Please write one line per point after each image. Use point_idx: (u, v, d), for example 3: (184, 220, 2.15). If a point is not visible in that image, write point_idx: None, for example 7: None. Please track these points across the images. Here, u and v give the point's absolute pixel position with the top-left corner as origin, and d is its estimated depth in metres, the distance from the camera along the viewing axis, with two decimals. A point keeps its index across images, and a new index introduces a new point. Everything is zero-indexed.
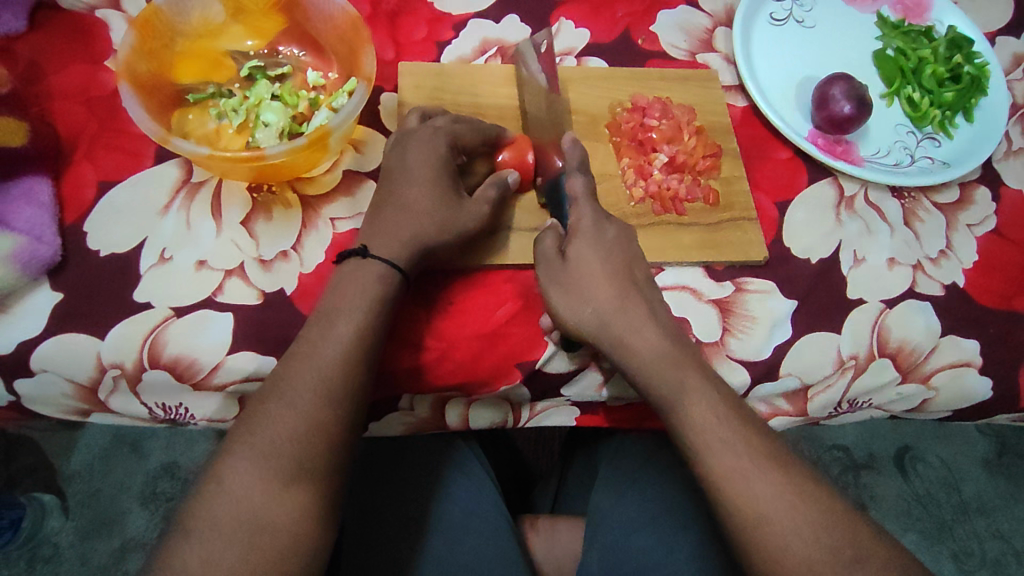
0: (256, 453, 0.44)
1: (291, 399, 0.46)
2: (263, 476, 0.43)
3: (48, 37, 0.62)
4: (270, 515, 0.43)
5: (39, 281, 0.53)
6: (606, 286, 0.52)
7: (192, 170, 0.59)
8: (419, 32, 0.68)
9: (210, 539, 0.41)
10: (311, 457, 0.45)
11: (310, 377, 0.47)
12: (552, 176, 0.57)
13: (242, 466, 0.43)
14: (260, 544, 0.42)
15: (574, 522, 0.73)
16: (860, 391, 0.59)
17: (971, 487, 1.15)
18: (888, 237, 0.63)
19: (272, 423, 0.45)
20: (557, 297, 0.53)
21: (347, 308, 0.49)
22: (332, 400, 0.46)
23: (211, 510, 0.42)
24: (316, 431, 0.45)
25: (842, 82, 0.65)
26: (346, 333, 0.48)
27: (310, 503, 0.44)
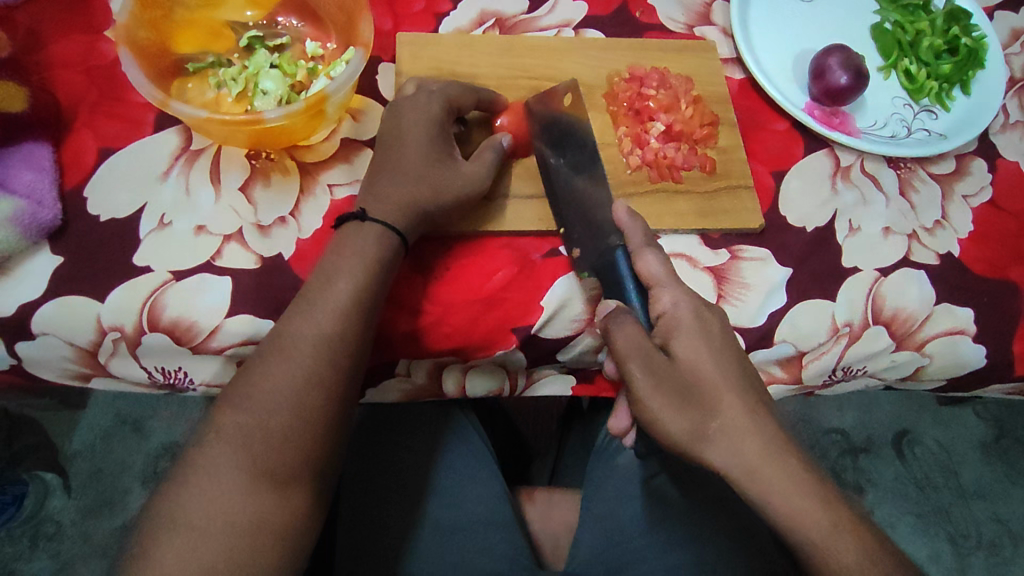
0: (257, 401, 0.45)
1: (292, 351, 0.46)
2: (263, 424, 0.44)
3: (48, 7, 0.62)
4: (270, 463, 0.44)
5: (39, 245, 0.53)
6: (698, 365, 0.46)
7: (192, 138, 0.59)
8: (418, 3, 0.68)
9: (211, 483, 0.42)
10: (310, 409, 0.45)
11: (311, 331, 0.47)
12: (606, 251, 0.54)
13: (242, 416, 0.44)
14: (259, 488, 0.43)
15: (570, 494, 0.73)
16: (854, 359, 0.60)
17: (969, 471, 1.15)
18: (883, 207, 0.64)
19: (273, 376, 0.45)
20: (643, 382, 0.46)
21: (347, 266, 0.50)
22: (332, 355, 0.47)
23: (211, 457, 0.43)
24: (316, 382, 0.46)
25: (839, 52, 0.65)
26: (345, 290, 0.49)
27: (310, 451, 0.45)
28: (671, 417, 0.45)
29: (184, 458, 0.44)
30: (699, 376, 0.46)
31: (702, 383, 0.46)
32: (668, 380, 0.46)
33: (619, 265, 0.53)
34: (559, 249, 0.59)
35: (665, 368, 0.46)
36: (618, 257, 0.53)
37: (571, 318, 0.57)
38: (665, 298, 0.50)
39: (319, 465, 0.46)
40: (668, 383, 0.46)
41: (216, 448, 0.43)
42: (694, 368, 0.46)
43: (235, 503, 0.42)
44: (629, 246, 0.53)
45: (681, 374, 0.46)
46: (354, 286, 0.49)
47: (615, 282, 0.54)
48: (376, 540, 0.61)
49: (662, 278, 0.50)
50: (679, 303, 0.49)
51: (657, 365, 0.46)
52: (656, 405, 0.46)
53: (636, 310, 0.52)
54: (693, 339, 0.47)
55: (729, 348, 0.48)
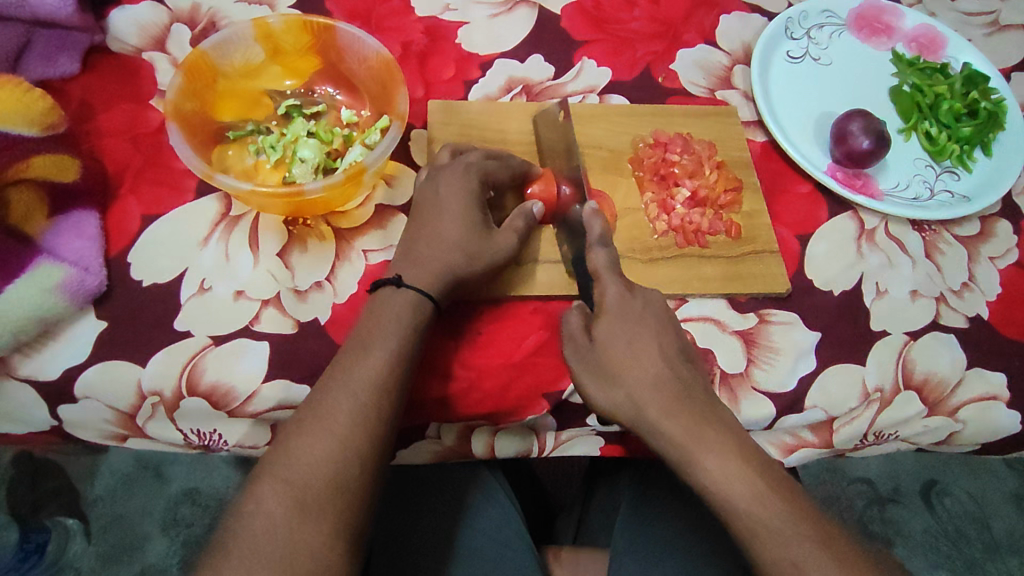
0: (295, 471, 0.45)
1: (329, 419, 0.47)
2: (301, 496, 0.45)
3: (99, 79, 0.65)
4: (306, 539, 0.43)
5: (85, 310, 0.55)
6: (618, 344, 0.52)
7: (232, 204, 0.61)
8: (448, 71, 0.71)
9: (247, 560, 0.42)
10: (347, 480, 0.46)
11: (349, 400, 0.48)
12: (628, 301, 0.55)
13: (279, 489, 0.45)
14: (297, 558, 0.43)
15: (598, 553, 0.73)
16: (886, 425, 0.59)
17: (1002, 524, 1.12)
18: (909, 269, 0.64)
19: (309, 448, 0.46)
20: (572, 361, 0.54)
21: (382, 333, 0.51)
22: (367, 425, 0.48)
23: (248, 534, 0.43)
24: (352, 451, 0.47)
25: (860, 118, 0.67)
26: (380, 359, 0.50)
27: (346, 521, 0.45)
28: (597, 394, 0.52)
29: (222, 529, 0.45)
30: (621, 357, 0.51)
31: (616, 363, 0.52)
32: (591, 358, 0.53)
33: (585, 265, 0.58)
34: None
35: (588, 348, 0.53)
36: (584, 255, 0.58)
37: None
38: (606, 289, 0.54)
39: (356, 536, 0.46)
40: (592, 362, 0.53)
41: (254, 518, 0.44)
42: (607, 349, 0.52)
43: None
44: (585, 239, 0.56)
45: (603, 355, 0.52)
46: (389, 353, 0.50)
47: (583, 276, 0.58)
48: None
49: (604, 274, 0.55)
50: (609, 291, 0.54)
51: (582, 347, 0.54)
52: (585, 381, 0.53)
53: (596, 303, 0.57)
54: (614, 322, 0.53)
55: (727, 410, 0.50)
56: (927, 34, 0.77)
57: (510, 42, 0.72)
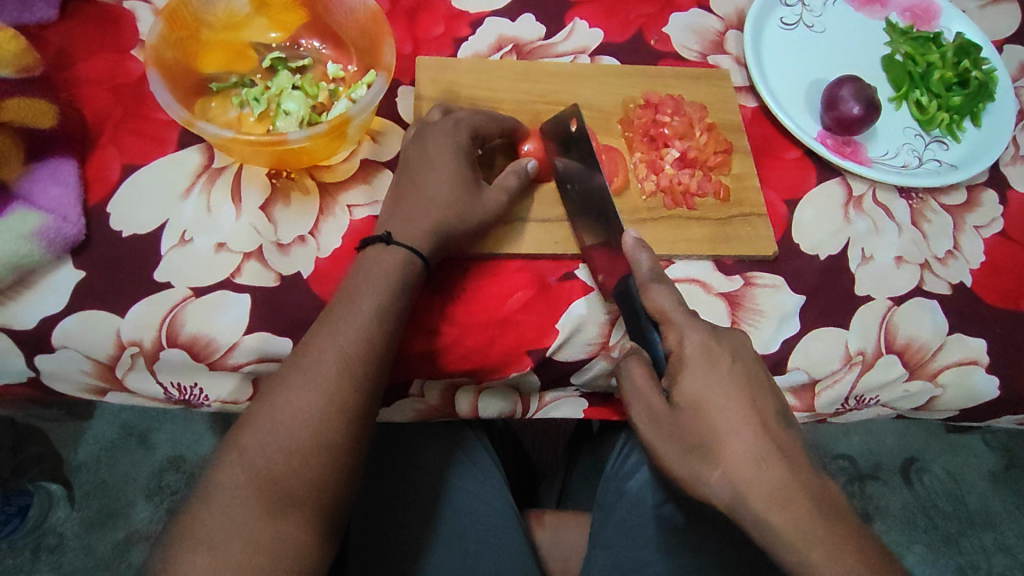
0: (279, 420, 0.45)
1: (312, 372, 0.47)
2: (282, 446, 0.44)
3: (77, 27, 0.63)
4: (288, 485, 0.44)
5: (62, 259, 0.54)
6: (700, 414, 0.47)
7: (214, 155, 0.60)
8: (437, 28, 0.69)
9: (229, 505, 0.42)
10: (330, 432, 0.46)
11: (334, 355, 0.47)
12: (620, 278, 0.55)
13: (262, 438, 0.44)
14: (276, 505, 0.43)
15: (579, 517, 0.73)
16: (867, 388, 0.59)
17: (977, 500, 1.14)
18: (895, 236, 0.64)
19: (293, 397, 0.46)
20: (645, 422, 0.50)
21: (367, 286, 0.51)
22: (353, 379, 0.47)
23: (231, 479, 0.43)
24: (335, 404, 0.46)
25: (851, 84, 0.67)
26: (366, 312, 0.49)
27: (328, 471, 0.45)
28: (676, 461, 0.48)
29: (203, 477, 0.45)
30: (704, 419, 0.46)
31: (707, 428, 0.46)
32: (668, 423, 0.48)
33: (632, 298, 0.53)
34: (574, 272, 0.59)
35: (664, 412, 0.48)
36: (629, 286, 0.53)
37: (585, 341, 0.58)
38: (673, 335, 0.49)
39: (337, 486, 0.46)
40: (670, 428, 0.48)
41: (235, 466, 0.44)
42: (698, 413, 0.47)
43: (255, 524, 0.42)
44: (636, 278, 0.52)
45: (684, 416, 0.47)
46: (373, 310, 0.50)
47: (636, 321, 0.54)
48: (387, 561, 0.61)
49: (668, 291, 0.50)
50: (685, 340, 0.49)
51: (659, 412, 0.49)
52: (665, 449, 0.48)
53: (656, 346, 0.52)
54: (697, 379, 0.47)
55: (745, 416, 0.46)
56: (921, 4, 0.76)
57: (501, 0, 0.71)
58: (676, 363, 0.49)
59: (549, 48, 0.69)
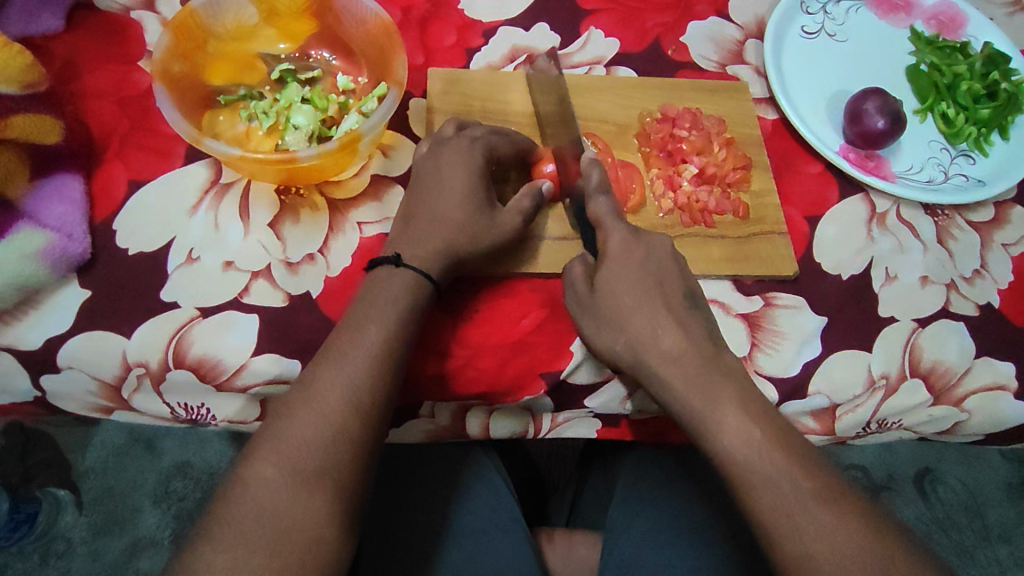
0: (285, 452, 0.43)
1: (323, 385, 0.46)
2: (295, 460, 0.43)
3: (84, 38, 0.62)
4: (294, 520, 0.42)
5: (68, 278, 0.53)
6: (612, 294, 0.51)
7: (222, 171, 0.59)
8: (449, 38, 0.68)
9: (232, 543, 0.40)
10: (336, 463, 0.44)
11: (347, 368, 0.47)
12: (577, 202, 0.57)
13: (267, 471, 0.43)
14: (290, 525, 0.42)
15: (591, 536, 0.72)
16: (890, 412, 0.58)
17: (994, 513, 1.12)
18: (920, 255, 0.62)
19: (299, 427, 0.44)
20: (574, 309, 0.54)
21: (379, 299, 0.50)
22: (360, 408, 0.46)
23: (234, 514, 0.41)
24: (348, 419, 0.45)
25: (876, 97, 0.65)
26: (375, 337, 0.48)
27: (337, 499, 0.44)
28: (596, 337, 0.52)
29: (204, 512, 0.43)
30: (615, 302, 0.50)
31: (614, 306, 0.50)
32: (589, 303, 0.52)
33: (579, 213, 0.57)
34: None
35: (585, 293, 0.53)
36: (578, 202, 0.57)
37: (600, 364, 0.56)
38: (607, 236, 0.53)
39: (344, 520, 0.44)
40: (589, 309, 0.52)
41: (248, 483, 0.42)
42: (610, 297, 0.51)
43: (259, 562, 0.40)
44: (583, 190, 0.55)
45: (600, 298, 0.51)
46: (383, 320, 0.49)
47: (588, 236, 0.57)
48: None
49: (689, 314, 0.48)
50: (612, 234, 0.53)
51: (581, 292, 0.53)
52: (585, 328, 0.52)
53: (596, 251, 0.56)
54: (613, 268, 0.51)
55: (652, 304, 0.50)
56: (948, 12, 0.74)
57: (515, 9, 0.69)
58: (599, 256, 0.53)
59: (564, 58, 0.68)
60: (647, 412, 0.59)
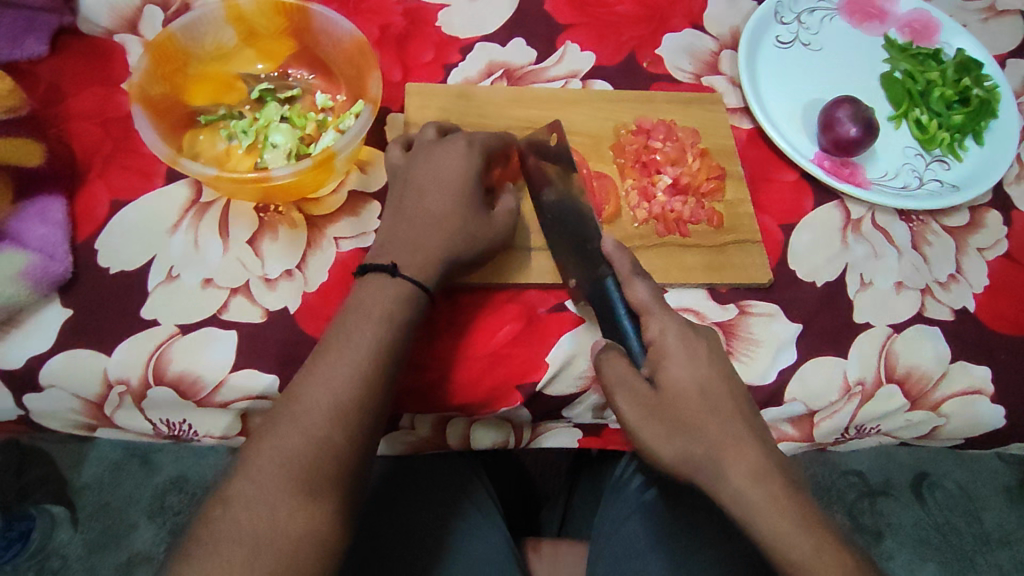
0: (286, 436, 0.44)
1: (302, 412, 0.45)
2: (295, 441, 0.44)
3: (68, 62, 0.64)
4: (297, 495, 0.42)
5: (50, 298, 0.54)
6: (682, 399, 0.46)
7: (202, 190, 0.60)
8: (427, 54, 0.69)
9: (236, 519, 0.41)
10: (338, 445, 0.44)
11: (340, 368, 0.47)
12: (596, 283, 0.55)
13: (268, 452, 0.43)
14: (287, 537, 0.42)
15: (577, 545, 0.72)
16: (867, 418, 0.58)
17: (992, 516, 1.11)
18: (895, 261, 0.63)
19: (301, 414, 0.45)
20: (630, 412, 0.48)
21: (339, 344, 0.48)
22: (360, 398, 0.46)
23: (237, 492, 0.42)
24: (334, 434, 0.45)
25: (848, 105, 0.65)
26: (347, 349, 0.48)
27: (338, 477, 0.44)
28: (659, 444, 0.46)
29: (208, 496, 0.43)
30: (689, 404, 0.46)
31: (688, 409, 0.46)
32: (653, 407, 0.47)
33: (612, 295, 0.54)
34: (565, 303, 0.59)
35: (649, 397, 0.47)
36: (608, 286, 0.54)
37: (576, 375, 0.57)
38: (652, 326, 0.50)
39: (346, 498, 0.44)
40: (656, 413, 0.47)
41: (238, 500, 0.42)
42: (677, 393, 0.46)
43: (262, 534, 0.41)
44: (619, 275, 0.53)
45: (669, 401, 0.46)
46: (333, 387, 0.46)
47: (612, 317, 0.54)
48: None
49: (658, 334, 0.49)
50: (666, 332, 0.49)
51: (645, 398, 0.47)
52: (645, 432, 0.47)
53: (631, 338, 0.52)
54: (679, 366, 0.47)
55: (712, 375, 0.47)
56: (921, 19, 0.75)
57: (492, 25, 0.71)
58: (656, 354, 0.49)
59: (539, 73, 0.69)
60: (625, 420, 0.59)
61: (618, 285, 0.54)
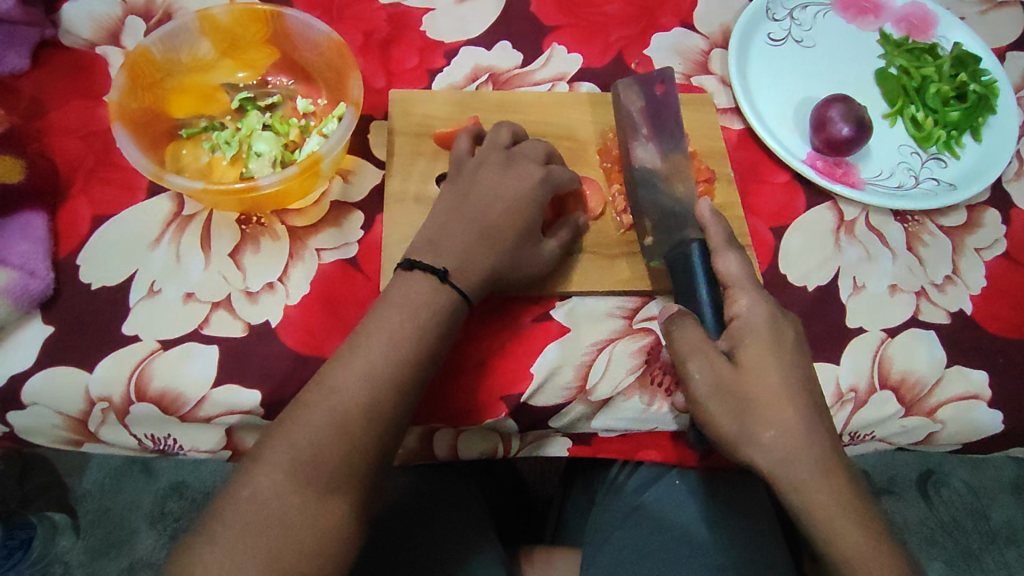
0: (307, 437, 0.44)
1: (330, 399, 0.45)
2: (320, 443, 0.44)
3: (49, 76, 0.63)
4: (312, 506, 0.42)
5: (31, 315, 0.54)
6: (763, 378, 0.46)
7: (184, 203, 0.59)
8: (411, 60, 0.68)
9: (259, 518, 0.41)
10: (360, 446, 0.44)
11: (361, 372, 0.46)
12: (679, 248, 0.55)
13: (288, 453, 0.43)
14: (297, 538, 0.42)
15: (570, 553, 0.71)
16: (862, 425, 0.57)
17: (1000, 513, 1.07)
18: (890, 263, 0.61)
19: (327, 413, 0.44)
20: (701, 381, 0.47)
21: (383, 329, 0.48)
22: (388, 404, 0.46)
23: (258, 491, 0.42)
24: (354, 436, 0.44)
25: (840, 103, 0.64)
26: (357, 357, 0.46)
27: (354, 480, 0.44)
28: (727, 420, 0.46)
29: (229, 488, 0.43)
30: (766, 390, 0.46)
31: (764, 386, 0.46)
32: (729, 381, 0.46)
33: (694, 261, 0.53)
34: (550, 313, 0.58)
35: (727, 371, 0.47)
36: (693, 251, 0.54)
37: (562, 385, 0.56)
38: (742, 300, 0.50)
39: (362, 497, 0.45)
40: (731, 389, 0.46)
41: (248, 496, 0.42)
42: (760, 375, 0.46)
43: (284, 533, 0.41)
44: (710, 245, 0.53)
45: (747, 377, 0.46)
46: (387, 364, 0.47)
47: (687, 281, 0.53)
48: None
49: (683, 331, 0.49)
50: (755, 309, 0.49)
51: (722, 370, 0.47)
52: (715, 406, 0.47)
53: (706, 308, 0.52)
54: (762, 348, 0.47)
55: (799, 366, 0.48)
56: (916, 13, 0.73)
57: (477, 29, 0.70)
58: (740, 330, 0.48)
59: (526, 77, 0.68)
60: (614, 429, 0.58)
61: (704, 252, 0.54)
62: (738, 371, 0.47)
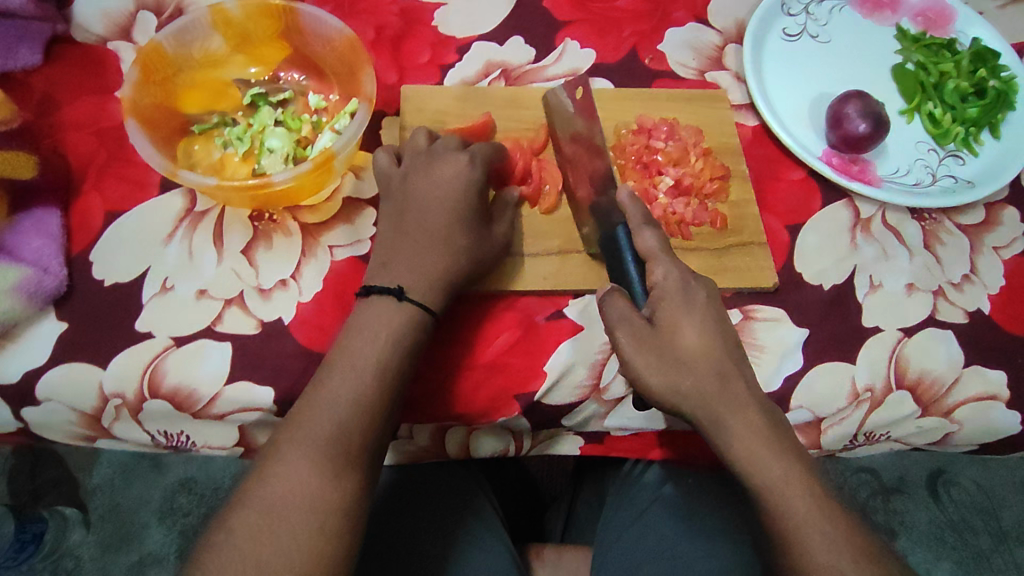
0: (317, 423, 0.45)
1: (336, 406, 0.45)
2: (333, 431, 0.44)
3: (60, 71, 0.63)
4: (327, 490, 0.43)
5: (45, 311, 0.54)
6: (682, 335, 0.47)
7: (196, 199, 0.59)
8: (423, 55, 0.68)
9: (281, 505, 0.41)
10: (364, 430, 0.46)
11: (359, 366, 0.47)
12: (609, 228, 0.56)
13: (302, 442, 0.44)
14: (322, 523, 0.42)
15: (581, 550, 0.71)
16: (877, 425, 0.56)
17: (1012, 514, 1.06)
18: (906, 261, 0.61)
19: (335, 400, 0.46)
20: (626, 345, 0.47)
21: (377, 320, 0.49)
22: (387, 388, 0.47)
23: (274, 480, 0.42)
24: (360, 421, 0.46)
25: (857, 99, 0.63)
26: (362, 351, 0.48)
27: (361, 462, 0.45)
28: (655, 378, 0.46)
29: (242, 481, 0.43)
30: (690, 345, 0.46)
31: (681, 345, 0.46)
32: (652, 342, 0.47)
33: (620, 241, 0.54)
34: (564, 311, 0.58)
35: (648, 334, 0.47)
36: (619, 233, 0.54)
37: (575, 384, 0.56)
38: (658, 270, 0.50)
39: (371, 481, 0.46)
40: (654, 347, 0.47)
41: (264, 485, 0.42)
42: (679, 333, 0.47)
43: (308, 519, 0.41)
44: (630, 224, 0.53)
45: (666, 336, 0.47)
46: (398, 380, 0.48)
47: (616, 260, 0.54)
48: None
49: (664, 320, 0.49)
50: (670, 276, 0.49)
51: (643, 333, 0.47)
52: (643, 367, 0.47)
53: (634, 283, 0.53)
54: (678, 308, 0.48)
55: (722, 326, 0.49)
56: (934, 8, 0.72)
57: (490, 24, 0.69)
58: (657, 296, 0.49)
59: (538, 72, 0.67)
60: (627, 428, 0.58)
61: (629, 232, 0.54)
62: (661, 335, 0.47)
